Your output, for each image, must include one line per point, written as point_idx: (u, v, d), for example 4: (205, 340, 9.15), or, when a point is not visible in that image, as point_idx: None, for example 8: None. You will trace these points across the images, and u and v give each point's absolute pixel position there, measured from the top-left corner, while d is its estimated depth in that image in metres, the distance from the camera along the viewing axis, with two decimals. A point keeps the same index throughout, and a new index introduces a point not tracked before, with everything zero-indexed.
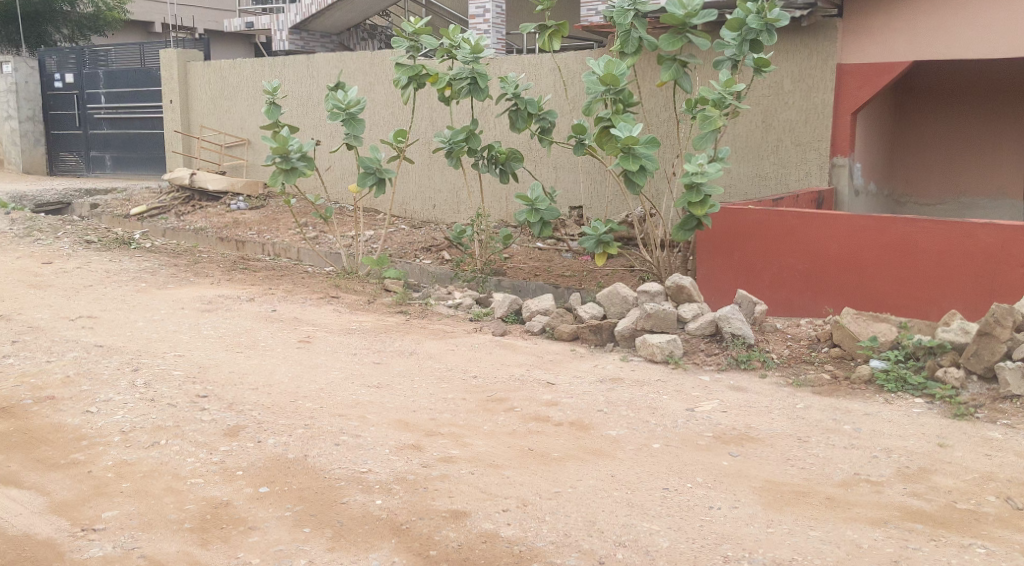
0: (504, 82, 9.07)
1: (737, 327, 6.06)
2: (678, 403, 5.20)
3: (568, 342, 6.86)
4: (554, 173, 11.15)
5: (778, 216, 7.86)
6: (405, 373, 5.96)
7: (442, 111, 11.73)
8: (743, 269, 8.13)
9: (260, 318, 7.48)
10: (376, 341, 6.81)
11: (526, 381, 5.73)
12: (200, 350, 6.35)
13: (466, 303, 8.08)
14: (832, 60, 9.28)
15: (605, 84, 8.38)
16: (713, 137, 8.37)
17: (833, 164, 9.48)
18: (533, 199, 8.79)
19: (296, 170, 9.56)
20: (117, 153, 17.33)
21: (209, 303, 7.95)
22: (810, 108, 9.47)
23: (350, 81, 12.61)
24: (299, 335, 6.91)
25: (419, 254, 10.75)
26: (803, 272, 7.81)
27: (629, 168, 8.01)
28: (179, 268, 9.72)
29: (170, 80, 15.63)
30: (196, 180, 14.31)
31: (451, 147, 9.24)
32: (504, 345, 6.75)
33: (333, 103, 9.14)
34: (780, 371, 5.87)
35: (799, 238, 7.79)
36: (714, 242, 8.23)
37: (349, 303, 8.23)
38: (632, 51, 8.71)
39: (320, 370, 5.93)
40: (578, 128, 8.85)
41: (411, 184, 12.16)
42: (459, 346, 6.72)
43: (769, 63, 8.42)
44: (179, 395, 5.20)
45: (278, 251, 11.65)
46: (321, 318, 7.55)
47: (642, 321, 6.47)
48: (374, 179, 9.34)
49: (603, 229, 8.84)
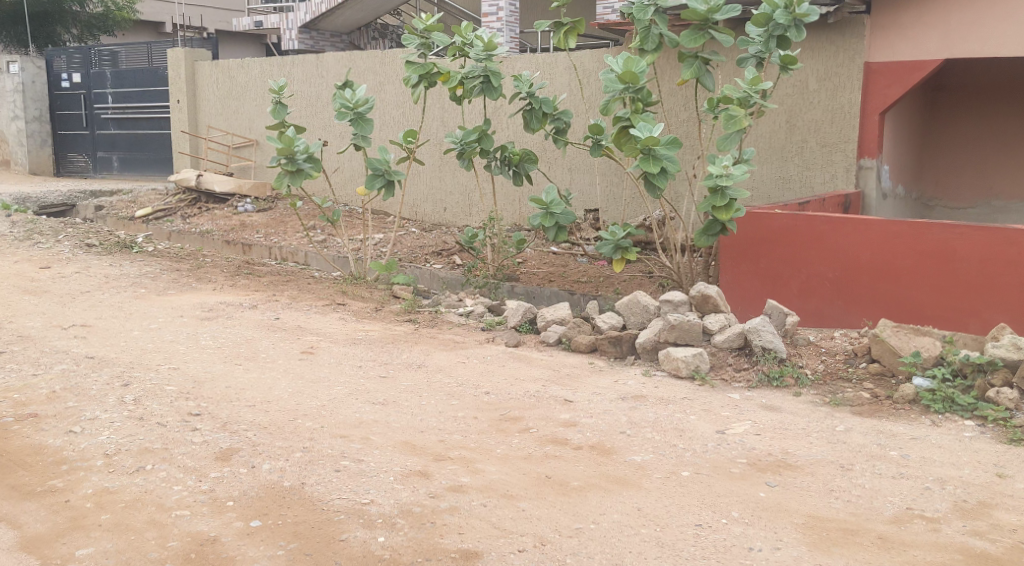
0: (518, 80, 8.70)
1: (768, 341, 5.67)
2: (707, 425, 4.82)
3: (586, 354, 6.49)
4: (569, 174, 10.77)
5: (806, 220, 7.49)
6: (413, 389, 5.59)
7: (454, 111, 11.36)
8: (770, 277, 7.75)
9: (262, 326, 7.12)
10: (383, 353, 6.44)
11: (542, 397, 5.36)
12: (197, 362, 5.98)
13: (478, 311, 7.71)
14: (859, 57, 8.88)
15: (624, 82, 7.97)
16: (737, 137, 7.97)
17: (859, 166, 9.06)
18: (549, 202, 8.40)
19: (302, 172, 9.20)
20: (123, 154, 17.02)
21: (209, 311, 7.59)
22: (836, 107, 9.07)
23: (360, 80, 12.26)
24: (303, 346, 6.55)
25: (430, 258, 10.38)
26: (833, 280, 7.43)
27: (649, 170, 7.62)
28: (181, 273, 9.38)
29: (178, 80, 15.33)
30: (203, 181, 13.98)
31: (463, 148, 8.88)
32: (517, 357, 6.37)
33: (340, 102, 8.78)
34: (815, 389, 5.47)
35: (828, 244, 7.41)
36: (739, 248, 7.87)
37: (355, 311, 7.87)
38: (652, 48, 8.33)
39: (322, 385, 5.56)
40: (595, 128, 8.47)
41: (422, 185, 11.80)
42: (470, 358, 6.34)
43: (796, 61, 8.02)
44: (171, 413, 4.84)
45: (285, 254, 11.31)
46: (326, 327, 7.18)
47: (666, 333, 6.07)
48: (383, 181, 8.97)
49: (622, 234, 8.45)
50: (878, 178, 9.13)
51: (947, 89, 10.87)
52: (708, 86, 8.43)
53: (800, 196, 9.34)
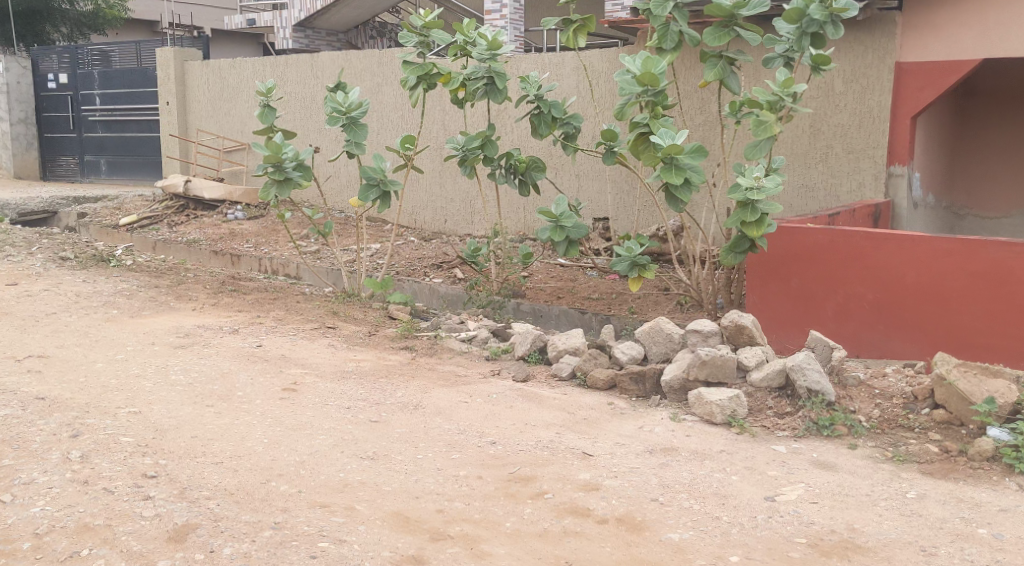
0: (525, 82, 7.97)
1: (814, 381, 4.98)
2: (753, 489, 4.12)
3: (603, 391, 5.77)
4: (577, 181, 10.04)
5: (843, 236, 6.76)
6: (407, 437, 4.86)
7: (456, 114, 10.64)
8: (803, 298, 7.00)
9: (241, 356, 6.38)
10: (375, 390, 5.70)
11: (556, 450, 4.65)
12: (163, 404, 5.25)
13: (481, 336, 6.98)
14: (889, 57, 8.16)
15: (642, 84, 7.21)
16: (768, 145, 7.22)
17: (889, 173, 8.32)
18: (558, 215, 7.64)
19: (291, 182, 8.46)
20: (111, 157, 16.29)
21: (185, 337, 6.86)
22: (864, 111, 8.35)
23: (356, 81, 11.54)
24: (285, 381, 5.82)
25: (429, 271, 9.65)
26: (874, 303, 6.69)
27: (671, 182, 6.87)
28: (159, 291, 8.66)
29: (167, 81, 14.61)
30: (191, 188, 13.26)
31: (464, 155, 8.13)
32: (526, 395, 5.63)
33: (331, 106, 8.05)
34: (873, 440, 4.74)
35: (868, 263, 6.67)
36: (767, 265, 7.13)
37: (346, 336, 7.14)
38: (672, 47, 7.61)
39: (304, 433, 4.83)
40: (608, 134, 7.70)
41: (422, 192, 11.08)
42: (473, 397, 5.60)
43: (830, 61, 7.27)
44: (122, 474, 4.11)
45: (275, 267, 10.60)
46: (314, 358, 6.45)
47: (695, 370, 5.35)
48: (378, 192, 8.24)
49: (638, 249, 7.66)
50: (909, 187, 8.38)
51: (978, 91, 10.10)
52: (733, 88, 7.66)
53: (825, 206, 8.61)
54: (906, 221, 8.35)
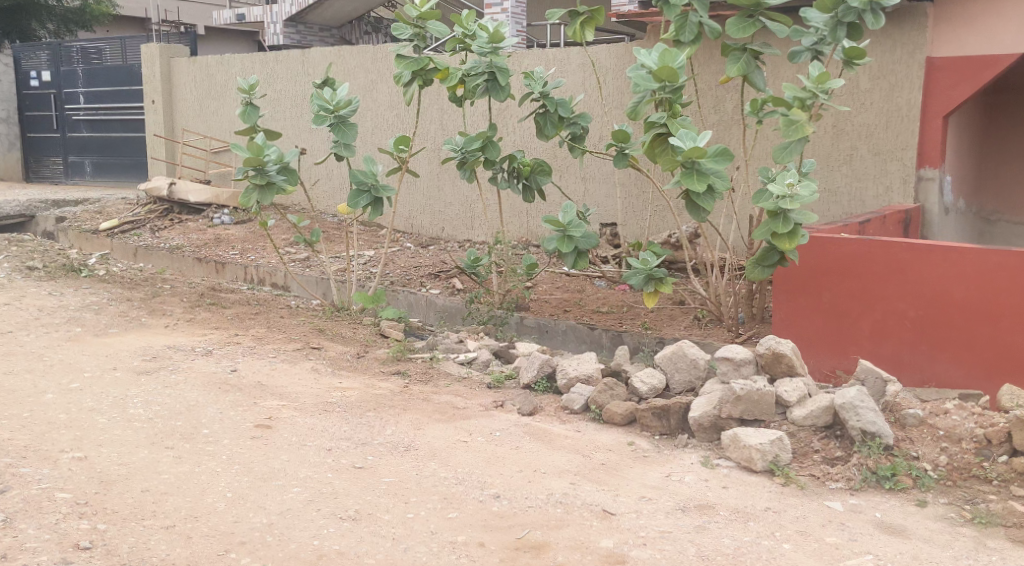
0: (528, 78, 7.26)
1: (869, 422, 4.32)
2: (811, 561, 3.56)
3: (622, 428, 5.08)
4: (583, 184, 9.33)
5: (882, 247, 6.02)
6: (396, 488, 4.17)
7: (455, 113, 9.95)
8: (835, 315, 6.23)
9: (213, 385, 5.67)
10: (361, 427, 5.00)
11: (571, 507, 3.98)
12: (114, 447, 4.55)
13: (483, 358, 6.29)
14: (919, 52, 7.45)
15: (660, 80, 6.46)
16: (799, 147, 6.49)
17: (919, 176, 7.61)
18: (566, 224, 6.90)
19: (274, 186, 7.75)
20: (96, 158, 15.58)
21: (151, 360, 6.15)
22: (891, 109, 7.64)
23: (348, 79, 10.84)
24: (258, 416, 5.11)
25: (426, 281, 8.93)
26: (917, 322, 5.94)
27: (694, 189, 6.15)
28: (131, 304, 7.95)
29: (153, 78, 13.91)
30: (175, 191, 12.54)
31: (464, 157, 7.42)
32: (534, 433, 4.94)
33: (318, 103, 7.33)
34: (945, 496, 4.12)
35: (910, 278, 5.93)
36: (795, 277, 6.36)
37: (332, 359, 6.43)
38: (690, 40, 6.87)
39: (274, 486, 4.14)
40: (620, 134, 6.97)
41: (418, 195, 10.37)
42: (474, 436, 4.90)
43: (866, 54, 6.56)
44: (48, 546, 3.53)
45: (262, 275, 9.90)
46: (295, 387, 5.73)
47: (729, 407, 4.69)
48: (369, 198, 7.46)
49: (655, 261, 6.89)
50: (941, 192, 7.66)
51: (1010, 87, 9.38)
52: (758, 85, 6.92)
53: (849, 212, 7.88)
54: (937, 229, 7.65)
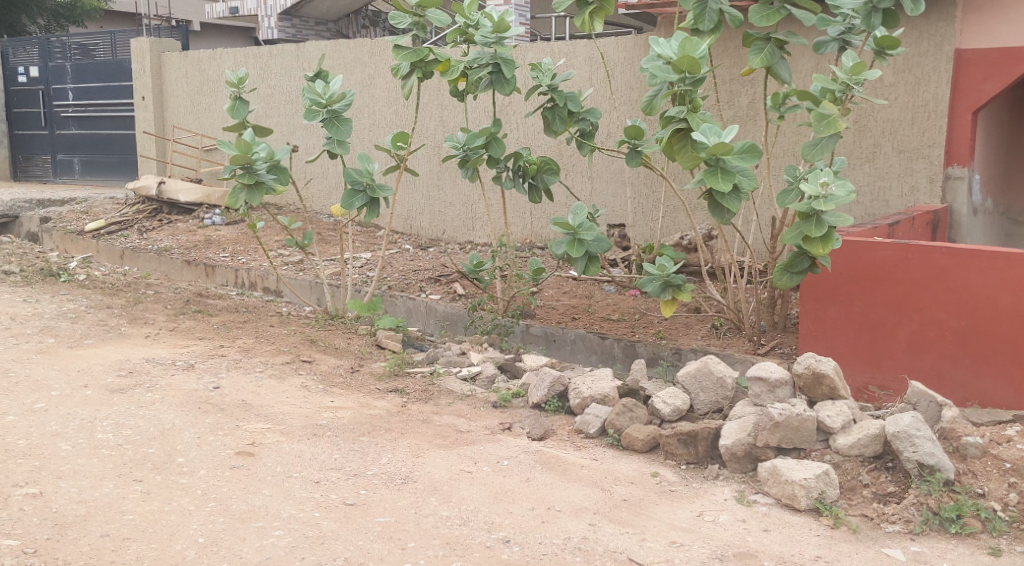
0: (536, 70, 6.73)
1: (927, 454, 3.90)
2: None
3: (643, 456, 4.59)
4: (590, 184, 8.81)
5: (920, 251, 5.46)
6: (391, 531, 3.70)
7: (456, 109, 9.45)
8: (869, 324, 5.68)
9: (192, 405, 5.15)
10: (354, 454, 4.49)
11: (592, 557, 3.53)
12: (75, 479, 4.05)
13: (488, 374, 5.78)
14: (948, 44, 6.92)
15: (679, 71, 5.87)
16: (831, 143, 5.95)
17: (947, 174, 7.08)
18: (576, 226, 6.33)
19: (263, 186, 7.23)
20: (85, 156, 15.07)
21: (127, 376, 5.62)
22: (917, 104, 7.10)
23: (345, 73, 10.32)
24: (240, 442, 4.59)
25: (426, 285, 8.39)
26: (959, 334, 5.37)
27: (717, 189, 5.62)
28: (111, 312, 7.44)
29: (143, 73, 13.41)
30: (164, 190, 12.03)
31: (466, 155, 6.91)
32: (547, 461, 4.45)
33: (310, 97, 6.84)
34: (1019, 543, 3.66)
35: (952, 286, 5.37)
36: (824, 284, 5.81)
37: (325, 374, 5.91)
38: (710, 29, 6.30)
39: (254, 529, 3.67)
40: (633, 130, 6.45)
41: (417, 194, 9.86)
42: (479, 465, 4.40)
43: (900, 44, 6.10)
44: None
45: (253, 279, 9.39)
46: (282, 407, 5.22)
47: (766, 434, 4.20)
48: (364, 198, 6.94)
49: (672, 267, 6.28)
50: (970, 192, 7.12)
51: None
52: (782, 77, 6.29)
53: (872, 214, 7.34)
54: (966, 231, 7.13)
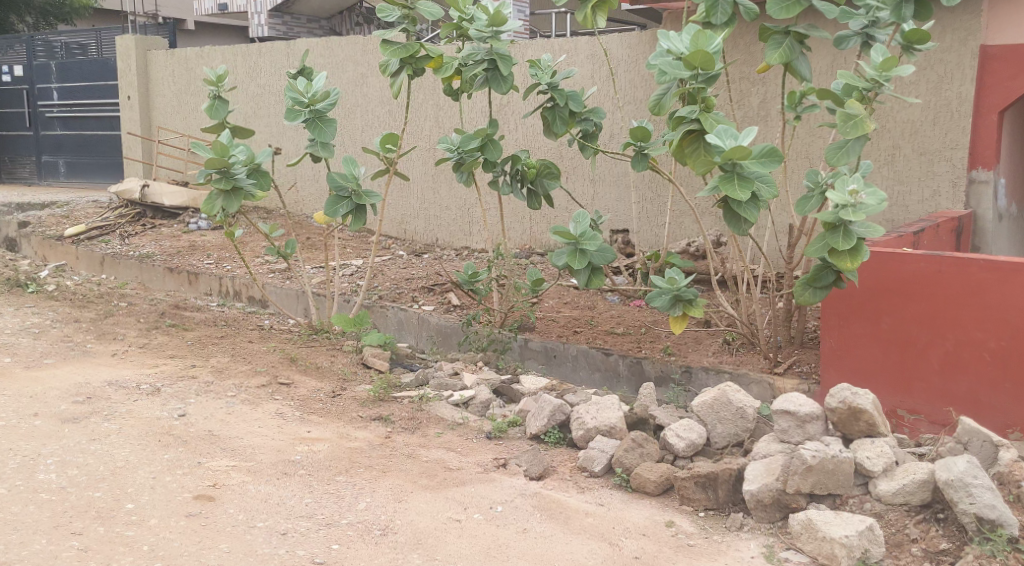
0: (535, 67, 6.21)
1: (987, 507, 3.44)
2: None
3: (655, 500, 4.08)
4: (591, 187, 8.27)
5: (955, 265, 4.81)
6: None
7: (451, 108, 8.93)
8: (897, 342, 5.01)
9: (152, 438, 4.61)
10: (327, 498, 3.97)
11: None
12: (4, 536, 3.54)
13: (482, 399, 5.24)
14: (972, 39, 6.35)
15: (692, 67, 5.31)
16: (859, 146, 5.36)
17: (970, 178, 6.51)
18: (578, 235, 5.78)
19: (241, 191, 6.67)
20: (71, 158, 14.53)
21: (84, 403, 5.08)
22: (939, 103, 6.52)
23: (337, 72, 9.80)
24: (200, 484, 4.06)
25: (418, 295, 7.81)
26: (999, 357, 4.72)
27: (736, 198, 5.06)
28: (79, 327, 6.91)
29: (128, 72, 12.87)
30: (148, 194, 11.49)
31: (460, 158, 6.36)
32: (547, 507, 3.95)
33: (291, 96, 6.27)
34: None
35: (992, 304, 4.72)
36: (850, 300, 5.12)
37: (304, 400, 5.38)
38: (723, 22, 5.74)
39: None
40: (639, 132, 5.90)
41: (411, 199, 9.34)
42: (469, 511, 3.90)
43: (929, 39, 5.52)
44: None
45: (237, 288, 8.86)
46: (252, 438, 4.67)
47: (797, 480, 3.71)
48: (350, 206, 6.41)
49: (683, 280, 5.65)
50: (996, 196, 6.56)
51: None
52: (803, 74, 5.71)
53: (891, 222, 6.76)
54: (992, 238, 6.56)
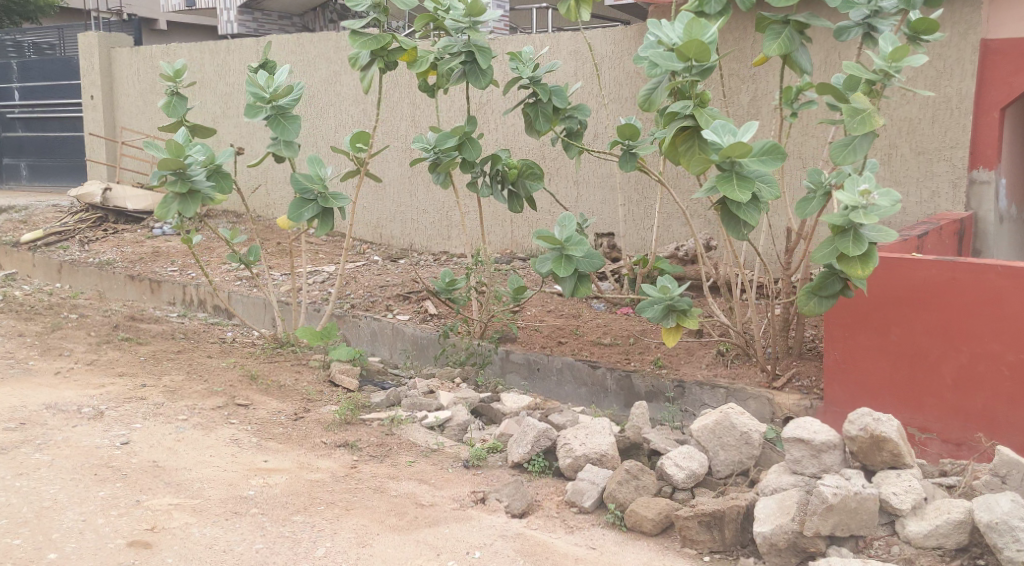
0: (515, 59, 5.74)
1: None
2: None
3: (654, 540, 3.65)
4: (575, 189, 7.82)
5: (969, 271, 4.32)
6: None
7: (428, 106, 8.45)
8: (907, 356, 4.51)
9: (88, 471, 4.10)
10: (282, 543, 3.52)
11: None
12: None
13: (459, 422, 4.77)
14: (973, 33, 5.89)
15: (684, 58, 4.82)
16: (868, 143, 4.84)
17: (971, 179, 6.03)
18: (563, 240, 5.30)
19: (198, 195, 6.13)
20: (32, 160, 13.93)
21: (17, 431, 4.57)
22: (936, 100, 6.06)
23: (308, 70, 9.31)
24: (137, 526, 3.59)
25: (392, 303, 7.33)
26: (1018, 371, 4.24)
27: (735, 199, 4.60)
28: (24, 341, 6.39)
29: (91, 70, 12.30)
30: (109, 197, 10.92)
31: (437, 157, 5.88)
32: (531, 552, 3.52)
33: (251, 91, 5.76)
34: None
35: (1010, 313, 4.24)
36: (855, 309, 4.63)
37: (264, 424, 4.88)
38: (717, 11, 5.28)
39: None
40: (627, 128, 5.42)
41: (387, 202, 8.85)
42: (444, 558, 3.46)
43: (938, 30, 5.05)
44: None
45: (200, 297, 8.35)
46: (202, 470, 4.18)
47: (817, 521, 3.35)
48: (315, 209, 5.91)
49: (676, 288, 5.15)
50: (997, 196, 6.07)
51: None
52: (803, 66, 5.24)
53: (889, 225, 6.30)
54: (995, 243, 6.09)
